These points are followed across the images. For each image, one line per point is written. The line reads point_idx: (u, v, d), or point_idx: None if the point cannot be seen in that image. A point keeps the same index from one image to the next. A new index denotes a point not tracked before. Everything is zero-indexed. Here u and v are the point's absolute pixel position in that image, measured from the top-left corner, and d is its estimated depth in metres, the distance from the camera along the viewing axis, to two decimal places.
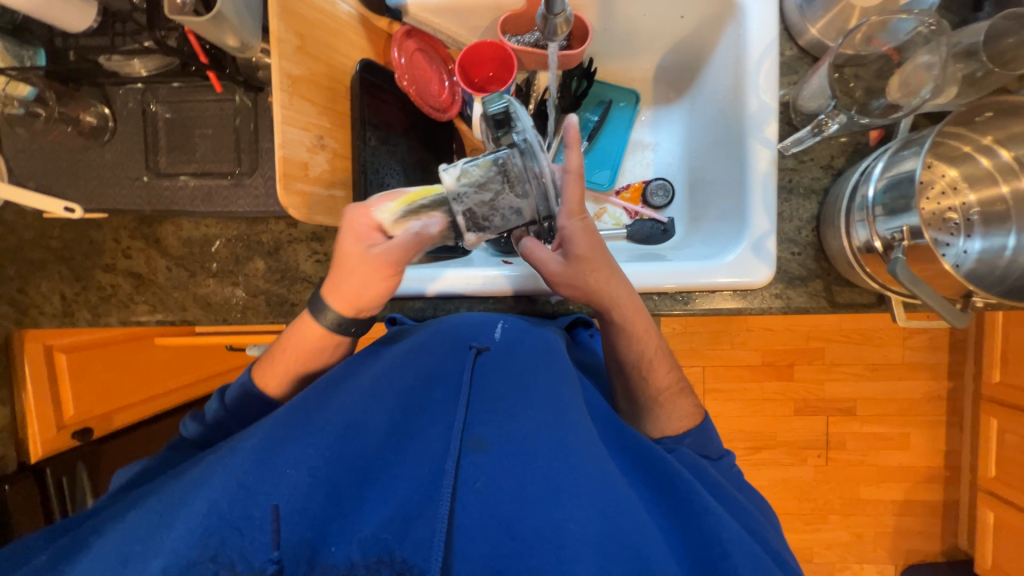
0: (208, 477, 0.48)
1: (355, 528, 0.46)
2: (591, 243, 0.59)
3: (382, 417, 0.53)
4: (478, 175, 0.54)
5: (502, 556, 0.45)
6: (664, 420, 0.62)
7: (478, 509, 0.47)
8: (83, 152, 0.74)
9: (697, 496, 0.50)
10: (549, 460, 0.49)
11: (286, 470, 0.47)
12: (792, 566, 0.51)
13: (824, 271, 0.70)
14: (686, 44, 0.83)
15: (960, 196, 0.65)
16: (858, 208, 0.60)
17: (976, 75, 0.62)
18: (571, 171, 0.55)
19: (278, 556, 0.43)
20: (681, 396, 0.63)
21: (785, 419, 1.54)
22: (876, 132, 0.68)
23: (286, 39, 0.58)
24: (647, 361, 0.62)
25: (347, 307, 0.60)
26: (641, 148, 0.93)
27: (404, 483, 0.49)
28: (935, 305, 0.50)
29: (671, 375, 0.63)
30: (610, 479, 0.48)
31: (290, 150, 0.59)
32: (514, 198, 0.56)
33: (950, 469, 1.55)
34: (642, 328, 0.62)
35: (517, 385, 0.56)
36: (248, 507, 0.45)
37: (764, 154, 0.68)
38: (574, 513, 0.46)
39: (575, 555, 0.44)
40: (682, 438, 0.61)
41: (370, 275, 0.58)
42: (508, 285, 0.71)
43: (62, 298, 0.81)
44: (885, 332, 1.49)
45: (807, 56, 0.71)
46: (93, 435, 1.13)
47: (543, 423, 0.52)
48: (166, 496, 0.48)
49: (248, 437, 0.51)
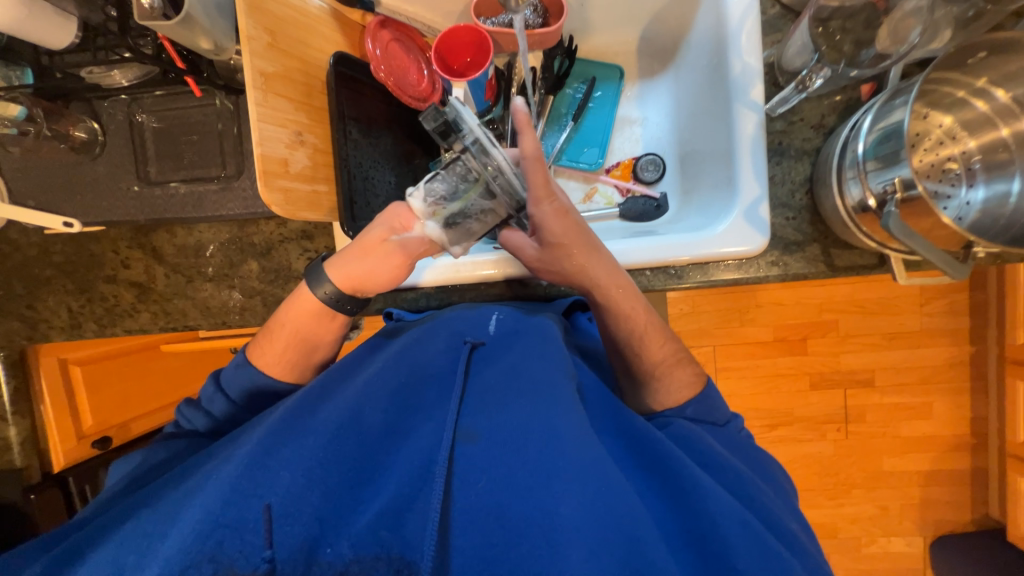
0: (203, 483, 0.48)
1: (350, 525, 0.46)
2: (565, 227, 0.60)
3: (375, 415, 0.53)
4: (441, 191, 0.61)
5: (494, 546, 0.45)
6: (663, 393, 0.61)
7: (472, 501, 0.47)
8: (77, 168, 0.76)
9: (688, 474, 0.49)
10: (540, 447, 0.48)
11: (278, 472, 0.47)
12: (806, 550, 0.49)
13: (821, 235, 0.68)
14: (666, 13, 0.81)
15: (959, 145, 0.62)
16: (849, 164, 0.58)
17: (969, 14, 0.59)
18: (529, 155, 0.56)
19: (269, 556, 0.43)
20: (677, 366, 0.61)
21: (800, 395, 1.51)
22: (866, 86, 0.65)
23: (256, 36, 0.58)
24: (647, 333, 0.61)
25: (347, 284, 0.62)
26: (628, 124, 0.91)
27: (396, 477, 0.49)
28: (929, 256, 0.49)
29: (666, 347, 0.62)
30: (602, 464, 0.47)
31: (269, 147, 0.59)
32: (480, 199, 0.62)
33: (976, 437, 1.51)
34: (635, 305, 0.61)
35: (510, 377, 0.56)
36: (241, 508, 0.44)
37: (750, 118, 0.66)
38: (566, 497, 0.45)
39: (567, 538, 0.43)
40: (683, 408, 0.60)
41: (394, 259, 0.62)
42: (501, 270, 0.70)
43: (69, 311, 0.84)
44: (900, 299, 1.45)
45: (791, 13, 0.69)
46: (113, 444, 1.17)
47: (534, 411, 0.51)
48: (160, 507, 0.48)
49: (242, 444, 0.50)
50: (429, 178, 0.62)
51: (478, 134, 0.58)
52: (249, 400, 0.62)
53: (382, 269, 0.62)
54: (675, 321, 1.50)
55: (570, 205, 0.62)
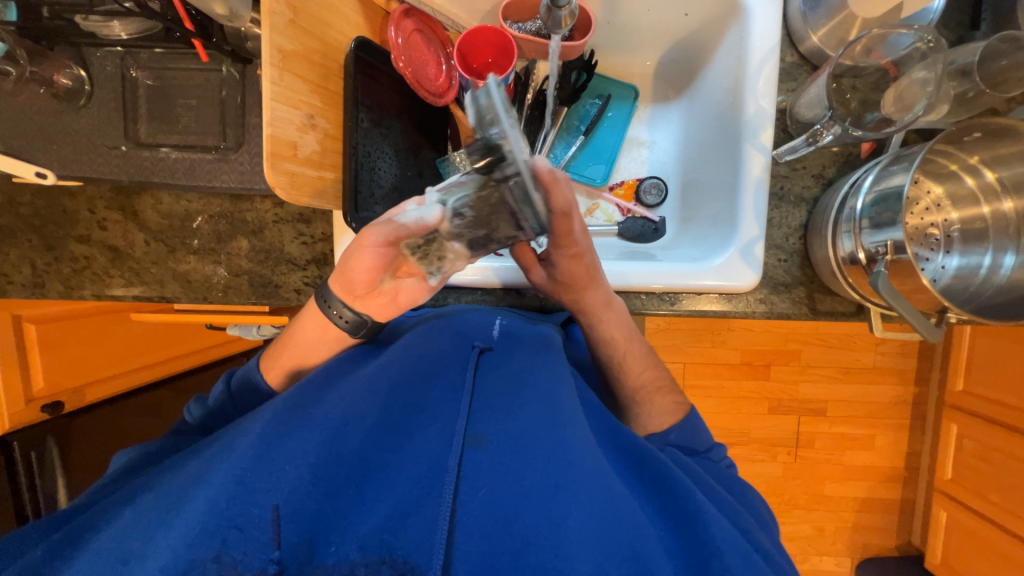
0: (205, 474, 0.46)
1: (356, 524, 0.45)
2: (574, 270, 0.61)
3: (379, 413, 0.52)
4: (468, 216, 0.51)
5: (500, 555, 0.43)
6: (646, 417, 0.65)
7: (478, 507, 0.45)
8: (56, 116, 0.70)
9: (690, 496, 0.50)
10: (547, 458, 0.49)
11: (283, 467, 0.45)
12: (781, 564, 0.52)
13: (808, 278, 0.71)
14: (688, 42, 0.82)
15: (943, 213, 0.67)
16: (845, 219, 0.61)
17: (968, 94, 0.63)
18: (554, 208, 0.53)
19: (279, 556, 0.41)
20: (657, 394, 0.66)
21: (759, 418, 1.58)
22: (866, 145, 0.69)
23: (279, 10, 0.55)
24: (629, 360, 0.66)
25: (347, 295, 0.57)
26: (637, 145, 0.92)
27: (403, 478, 0.48)
28: (910, 318, 0.52)
29: (649, 372, 0.67)
30: (606, 478, 0.48)
31: (279, 129, 0.56)
32: (506, 224, 0.54)
33: (909, 471, 1.63)
34: (618, 332, 0.66)
35: (514, 385, 0.57)
36: (246, 504, 0.43)
37: (758, 159, 0.68)
38: (574, 510, 0.45)
39: (574, 552, 0.42)
40: (667, 434, 0.63)
41: (361, 246, 0.52)
42: (508, 278, 0.70)
43: (32, 269, 0.78)
44: (859, 337, 1.54)
45: (807, 63, 0.72)
46: (64, 409, 1.12)
47: (541, 422, 0.52)
48: (159, 495, 0.46)
49: (244, 430, 0.49)
50: (456, 194, 0.50)
51: (525, 168, 0.44)
52: (241, 395, 0.62)
53: (356, 264, 0.53)
54: (651, 335, 1.54)
55: (589, 247, 0.61)
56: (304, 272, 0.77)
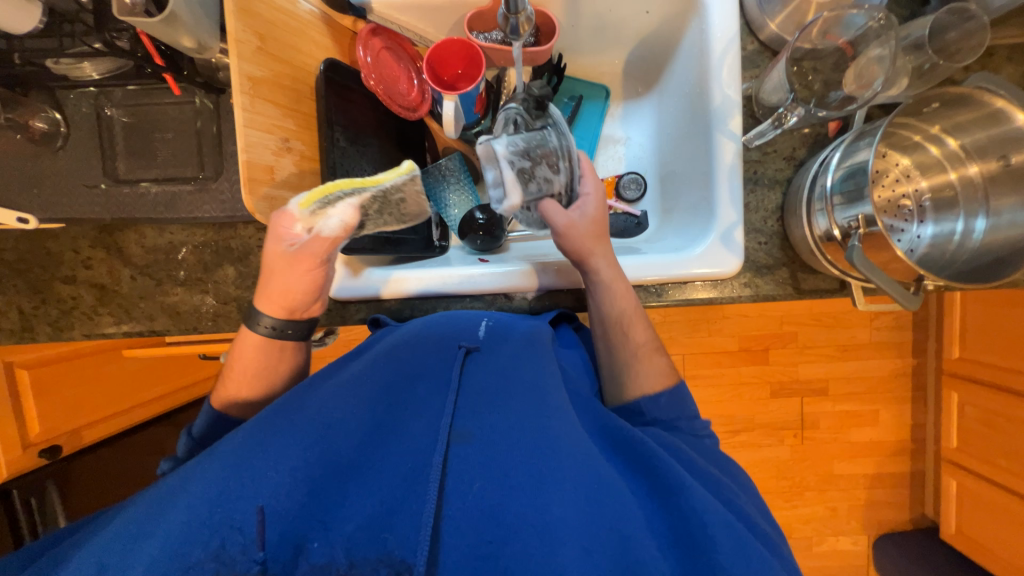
0: (183, 485, 0.45)
1: (338, 527, 0.44)
2: (598, 221, 0.66)
3: (367, 416, 0.52)
4: (522, 144, 0.60)
5: (487, 545, 0.43)
6: (643, 376, 0.64)
7: (465, 499, 0.45)
8: (35, 160, 0.71)
9: (674, 473, 0.50)
10: (533, 447, 0.49)
11: (266, 473, 0.45)
12: (775, 542, 0.51)
13: (790, 259, 0.72)
14: (653, 38, 0.83)
15: (913, 183, 0.69)
16: (818, 198, 0.62)
17: (924, 67, 0.65)
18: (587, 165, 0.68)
19: (262, 557, 0.42)
20: (653, 355, 0.66)
21: (761, 403, 1.59)
22: (833, 124, 0.71)
23: (245, 39, 0.56)
24: (631, 318, 0.66)
25: (284, 312, 0.61)
26: (613, 142, 0.94)
27: (390, 476, 0.47)
28: (887, 289, 0.53)
29: (648, 336, 0.67)
30: (591, 466, 0.49)
31: (254, 154, 0.57)
32: (547, 170, 0.63)
33: (916, 442, 1.63)
34: (620, 282, 0.66)
35: (501, 381, 0.57)
36: (228, 510, 0.43)
37: (729, 146, 0.70)
38: (559, 497, 0.45)
39: (560, 537, 0.42)
40: (658, 395, 0.63)
41: (287, 269, 0.58)
42: (494, 284, 0.72)
43: (19, 313, 0.78)
44: (853, 314, 1.54)
45: (768, 50, 0.74)
46: (63, 452, 1.12)
47: (528, 414, 0.52)
48: (136, 510, 0.45)
49: (226, 442, 0.49)
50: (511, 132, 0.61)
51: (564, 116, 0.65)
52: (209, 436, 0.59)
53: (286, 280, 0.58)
54: None
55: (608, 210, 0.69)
56: None
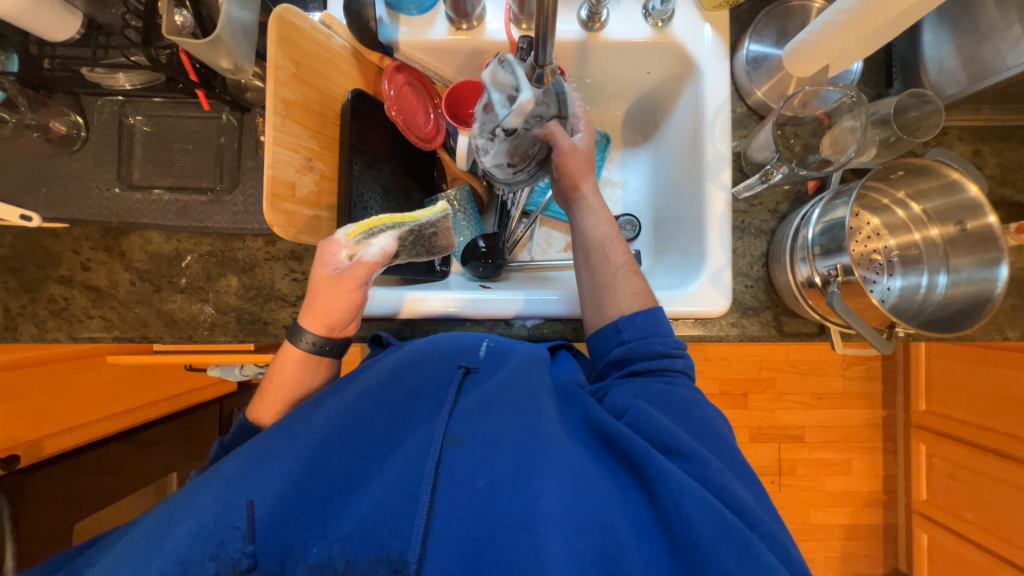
0: (189, 496, 0.47)
1: (333, 529, 0.45)
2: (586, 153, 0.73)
3: (360, 424, 0.53)
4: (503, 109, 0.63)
5: (475, 541, 0.44)
6: (619, 292, 0.67)
7: (456, 500, 0.46)
8: (49, 160, 0.72)
9: (652, 459, 0.48)
10: (520, 448, 0.49)
11: (267, 482, 0.46)
12: (781, 539, 0.47)
13: (773, 303, 0.77)
14: (651, 94, 0.91)
15: (882, 241, 0.75)
16: (799, 248, 0.68)
17: (890, 139, 0.73)
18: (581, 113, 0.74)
19: (252, 551, 0.44)
20: (634, 275, 0.68)
21: (740, 446, 1.61)
22: (812, 183, 0.78)
23: (283, 65, 0.60)
24: (610, 240, 0.71)
25: (327, 329, 0.62)
26: (610, 185, 1.00)
27: (383, 479, 0.48)
28: (864, 332, 0.57)
29: (628, 258, 0.70)
30: (578, 462, 0.49)
31: (279, 170, 0.60)
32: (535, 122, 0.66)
33: (888, 494, 1.67)
34: (601, 209, 0.73)
35: (496, 392, 0.56)
36: (227, 520, 0.44)
37: (719, 196, 0.76)
38: (545, 489, 0.45)
39: (546, 530, 0.43)
40: (634, 316, 0.64)
41: (332, 291, 0.59)
42: (510, 308, 0.74)
43: (5, 311, 0.76)
44: (827, 363, 1.61)
45: (754, 114, 0.82)
46: (18, 464, 1.05)
47: (518, 419, 0.52)
48: (144, 522, 0.47)
49: (230, 457, 0.51)
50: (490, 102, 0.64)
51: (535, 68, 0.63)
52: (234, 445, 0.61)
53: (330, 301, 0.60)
54: None
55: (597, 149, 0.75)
56: (294, 308, 0.78)
